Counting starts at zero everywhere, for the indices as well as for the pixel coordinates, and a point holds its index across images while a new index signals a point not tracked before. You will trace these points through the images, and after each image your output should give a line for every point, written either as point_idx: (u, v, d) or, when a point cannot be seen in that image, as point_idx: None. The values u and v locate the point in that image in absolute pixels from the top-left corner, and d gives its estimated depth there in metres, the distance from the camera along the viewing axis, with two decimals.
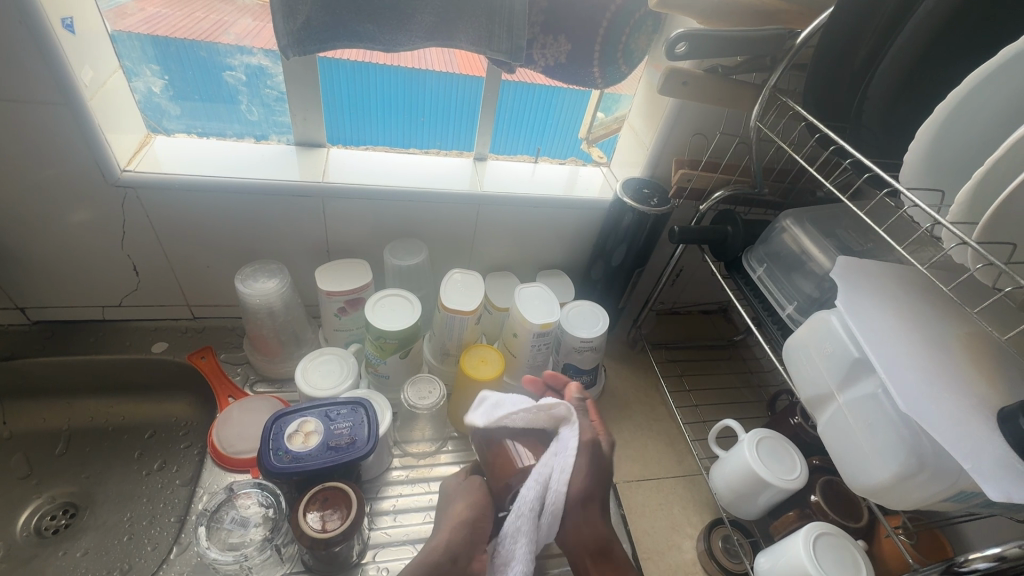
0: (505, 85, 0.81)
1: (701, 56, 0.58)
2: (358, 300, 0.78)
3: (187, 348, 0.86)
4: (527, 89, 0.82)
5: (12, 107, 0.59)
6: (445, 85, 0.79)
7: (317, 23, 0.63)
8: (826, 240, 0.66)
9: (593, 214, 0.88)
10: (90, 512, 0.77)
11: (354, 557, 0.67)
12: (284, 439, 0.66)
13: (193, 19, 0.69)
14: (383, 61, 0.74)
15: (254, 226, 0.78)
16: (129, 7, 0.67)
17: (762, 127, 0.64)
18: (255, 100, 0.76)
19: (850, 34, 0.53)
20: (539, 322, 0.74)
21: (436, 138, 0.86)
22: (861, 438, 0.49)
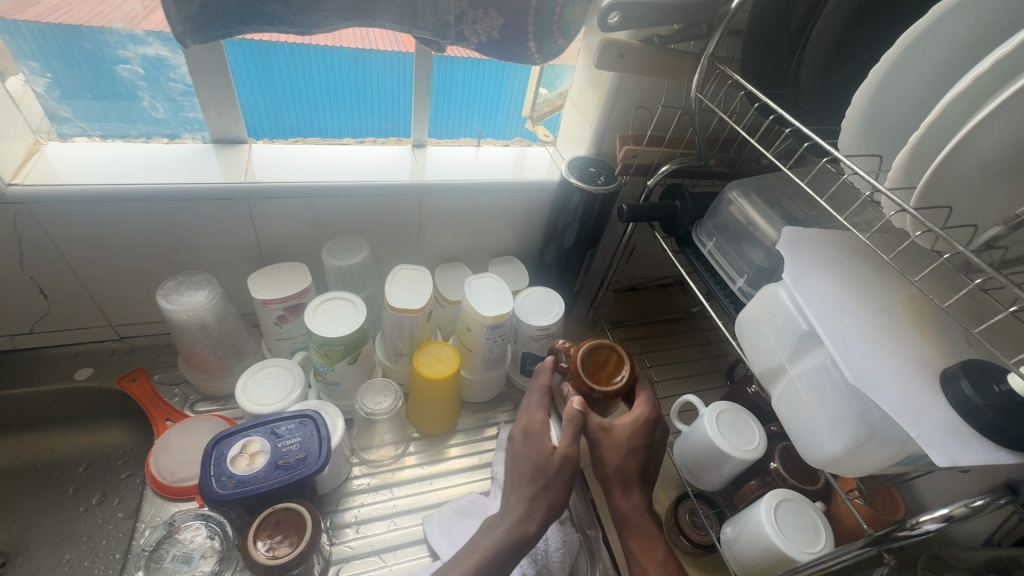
0: (457, 60, 0.78)
1: (635, 26, 0.55)
2: (299, 306, 0.73)
3: (116, 371, 0.80)
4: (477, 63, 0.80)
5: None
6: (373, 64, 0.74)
7: (218, 6, 0.56)
8: (772, 210, 0.66)
9: (541, 197, 0.85)
10: (22, 559, 0.70)
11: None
12: (227, 463, 0.61)
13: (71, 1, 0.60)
14: (325, 42, 0.69)
15: (175, 236, 0.72)
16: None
17: (703, 97, 0.62)
18: (159, 96, 0.69)
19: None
20: (493, 314, 0.72)
21: (390, 118, 0.83)
22: (813, 411, 0.49)
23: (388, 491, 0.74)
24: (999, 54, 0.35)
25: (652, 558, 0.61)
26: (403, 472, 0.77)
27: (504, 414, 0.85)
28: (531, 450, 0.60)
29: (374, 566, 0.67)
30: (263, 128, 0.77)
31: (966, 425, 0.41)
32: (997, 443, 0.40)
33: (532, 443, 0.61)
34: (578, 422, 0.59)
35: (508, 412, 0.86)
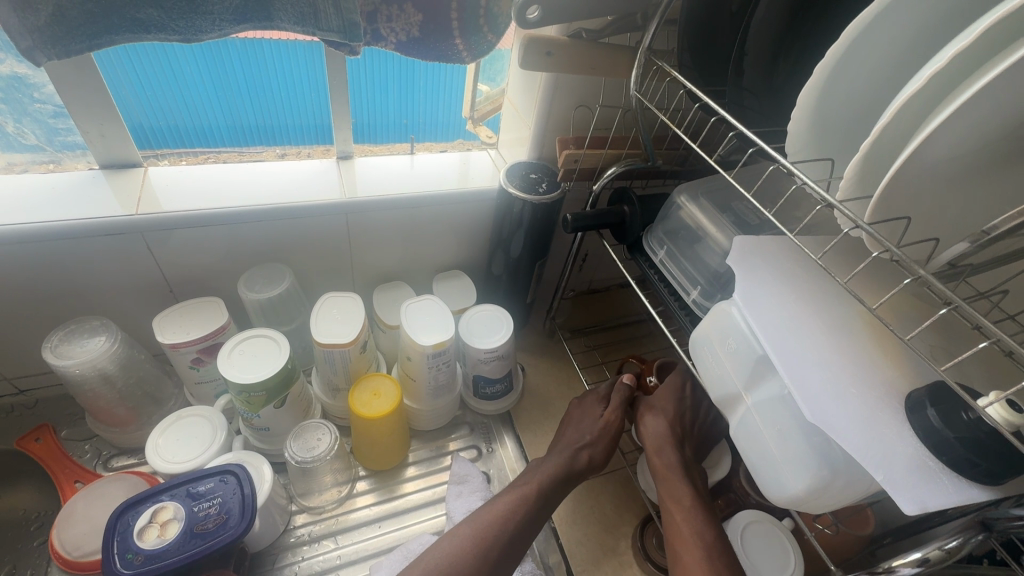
0: (419, 64, 0.70)
1: (558, 22, 0.48)
2: (215, 347, 0.66)
3: (14, 431, 0.71)
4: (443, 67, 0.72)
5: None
6: (296, 63, 0.64)
7: (72, 14, 0.47)
8: (723, 216, 0.61)
9: (483, 206, 0.79)
10: None
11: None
12: (133, 536, 0.55)
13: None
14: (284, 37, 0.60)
15: (62, 280, 0.63)
16: None
17: (642, 96, 0.56)
18: (25, 119, 0.60)
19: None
20: (431, 342, 0.66)
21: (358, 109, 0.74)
22: (772, 445, 0.44)
23: (333, 540, 0.68)
24: (957, 46, 0.30)
25: (678, 505, 0.58)
26: (350, 516, 0.71)
27: (459, 441, 0.80)
28: (584, 413, 0.71)
29: None
30: (152, 133, 0.65)
31: (935, 461, 0.37)
32: (969, 479, 0.36)
33: (586, 409, 0.71)
34: (625, 393, 0.71)
35: (463, 437, 0.80)
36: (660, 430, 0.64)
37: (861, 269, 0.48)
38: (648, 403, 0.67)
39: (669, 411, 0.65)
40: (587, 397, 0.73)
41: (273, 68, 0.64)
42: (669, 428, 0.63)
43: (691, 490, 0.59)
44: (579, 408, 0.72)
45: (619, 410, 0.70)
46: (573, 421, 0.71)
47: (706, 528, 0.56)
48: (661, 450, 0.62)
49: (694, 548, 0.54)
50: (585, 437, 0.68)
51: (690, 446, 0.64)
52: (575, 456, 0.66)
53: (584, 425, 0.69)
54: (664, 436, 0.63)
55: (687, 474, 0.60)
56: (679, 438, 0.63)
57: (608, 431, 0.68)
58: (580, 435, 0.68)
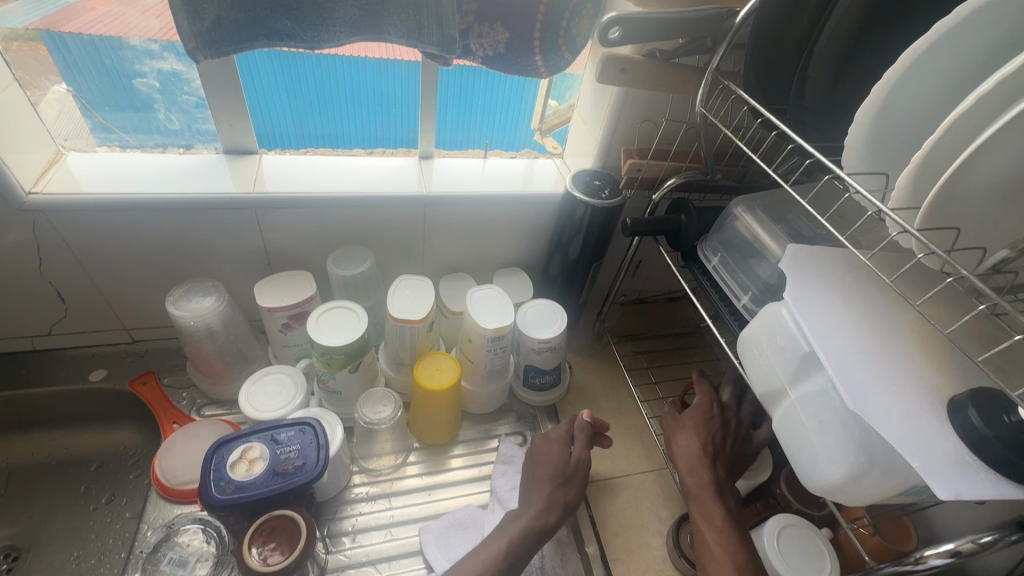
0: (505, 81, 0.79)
1: (636, 41, 0.55)
2: (303, 314, 0.74)
3: (127, 375, 0.82)
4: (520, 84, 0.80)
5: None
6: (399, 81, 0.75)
7: (229, 23, 0.58)
8: (778, 227, 0.64)
9: (545, 209, 0.85)
10: (33, 554, 0.74)
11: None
12: (226, 468, 0.62)
13: (80, 7, 0.61)
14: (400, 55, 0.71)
15: (184, 246, 0.74)
16: (71, 7, 0.61)
17: (707, 113, 0.61)
18: (174, 108, 0.71)
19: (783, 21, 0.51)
20: (492, 326, 0.71)
21: (448, 125, 0.84)
22: (814, 436, 0.47)
23: (387, 501, 0.74)
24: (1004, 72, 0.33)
25: (711, 524, 0.59)
26: (403, 482, 0.77)
27: (505, 427, 0.85)
28: (548, 453, 0.69)
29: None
30: (275, 138, 0.77)
31: (973, 457, 0.39)
32: (1006, 477, 0.38)
33: (551, 446, 0.70)
34: (586, 430, 0.71)
35: (510, 424, 0.85)
36: (692, 450, 0.64)
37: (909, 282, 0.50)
38: (679, 425, 0.68)
39: (700, 431, 0.65)
40: (542, 437, 0.72)
41: (383, 83, 0.75)
42: (703, 449, 0.64)
43: (724, 509, 0.60)
44: (541, 448, 0.70)
45: (586, 448, 0.70)
46: (536, 456, 0.70)
47: (739, 549, 0.57)
48: (693, 470, 0.63)
49: (725, 566, 0.56)
50: (557, 479, 0.66)
51: (725, 466, 0.64)
52: (550, 506, 0.64)
53: (552, 465, 0.68)
54: (696, 457, 0.64)
55: (720, 494, 0.61)
56: (711, 457, 0.64)
57: (579, 471, 0.68)
58: (553, 477, 0.67)
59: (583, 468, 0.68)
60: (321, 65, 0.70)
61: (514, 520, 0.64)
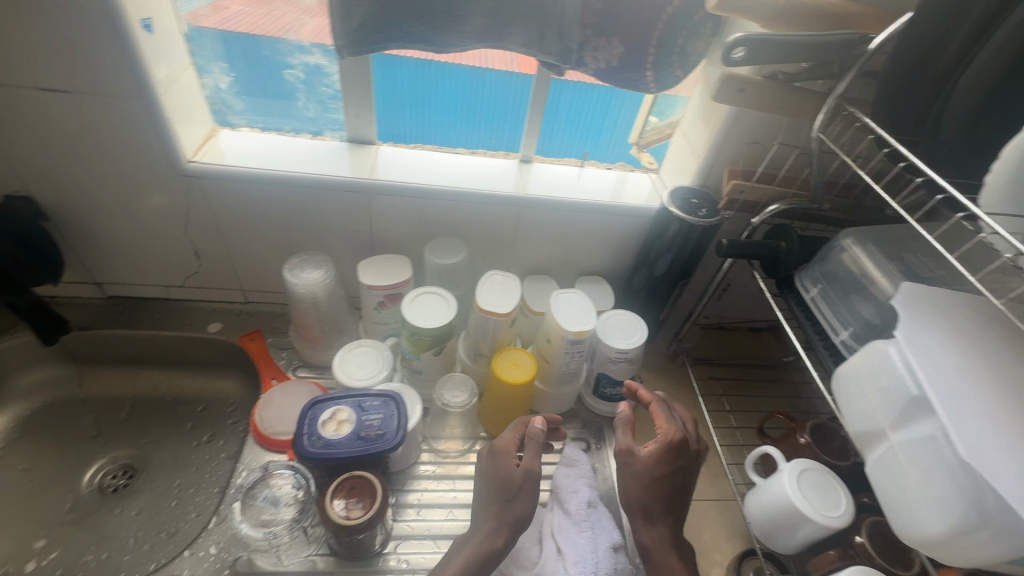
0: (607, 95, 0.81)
1: (759, 62, 0.55)
2: (398, 295, 0.80)
3: (239, 330, 0.92)
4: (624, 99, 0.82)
5: (75, 99, 0.65)
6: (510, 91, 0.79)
7: (372, 25, 0.64)
8: (891, 263, 0.61)
9: (637, 222, 0.85)
10: (144, 475, 0.85)
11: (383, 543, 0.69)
12: (318, 425, 0.68)
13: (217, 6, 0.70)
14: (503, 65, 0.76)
15: (302, 223, 0.82)
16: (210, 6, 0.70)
17: (824, 138, 0.59)
18: (312, 98, 0.80)
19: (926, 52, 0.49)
20: (574, 329, 0.73)
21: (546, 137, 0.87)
22: (914, 485, 0.45)
23: (450, 483, 0.77)
24: None
25: None
26: (465, 467, 0.80)
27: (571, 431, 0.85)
28: (496, 467, 0.65)
29: (428, 549, 0.70)
30: (392, 135, 0.84)
31: None
32: None
33: (499, 457, 0.65)
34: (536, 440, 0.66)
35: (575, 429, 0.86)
36: (642, 496, 0.65)
37: None
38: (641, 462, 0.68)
39: (654, 469, 0.65)
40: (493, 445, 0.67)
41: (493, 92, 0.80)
42: (653, 500, 0.65)
43: None
44: (488, 460, 0.66)
45: (534, 459, 0.65)
46: (488, 467, 0.66)
47: None
48: (647, 523, 0.64)
49: None
50: (505, 496, 0.63)
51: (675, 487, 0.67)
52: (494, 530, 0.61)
53: (495, 479, 0.64)
54: (647, 505, 0.64)
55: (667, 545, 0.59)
56: (650, 506, 0.64)
57: (527, 483, 0.63)
58: (496, 494, 0.63)
59: (533, 481, 0.63)
60: (435, 70, 0.76)
61: (459, 548, 0.61)
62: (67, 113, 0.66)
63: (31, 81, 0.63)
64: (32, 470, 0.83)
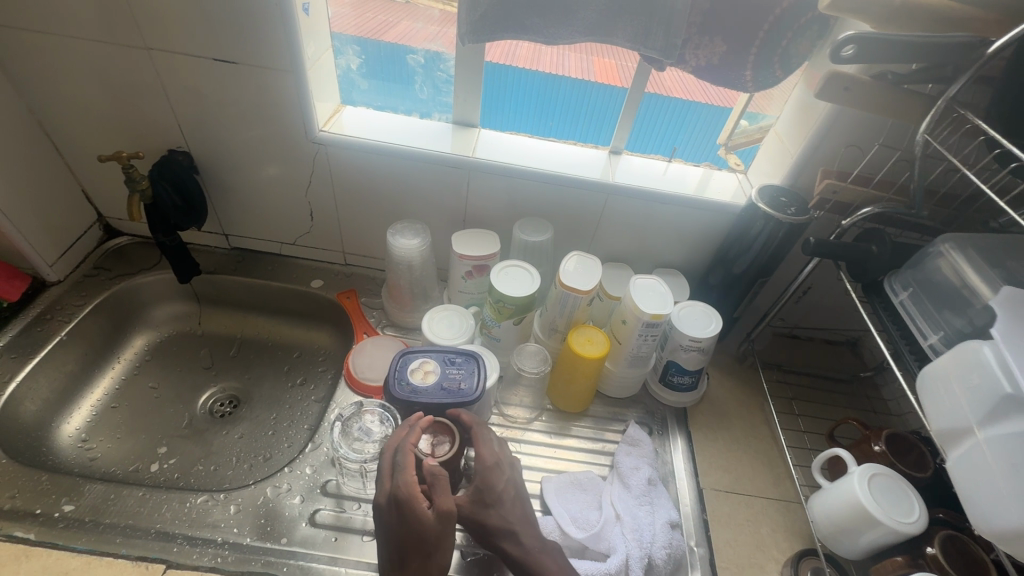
0: (699, 108, 0.89)
1: (868, 61, 0.56)
2: (485, 267, 0.86)
3: (337, 288, 1.02)
4: (713, 108, 0.90)
5: (239, 70, 0.76)
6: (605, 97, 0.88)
7: (491, 16, 0.70)
8: (992, 270, 0.59)
9: (721, 218, 0.87)
10: (246, 406, 0.96)
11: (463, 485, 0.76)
12: (406, 371, 0.75)
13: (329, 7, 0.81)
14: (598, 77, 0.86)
15: (405, 194, 0.90)
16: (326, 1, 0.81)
17: (930, 141, 0.60)
18: (428, 82, 0.88)
19: None
20: (651, 312, 0.76)
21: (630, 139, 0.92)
22: (1000, 479, 0.44)
23: (515, 445, 0.82)
24: None
25: None
26: (529, 434, 0.84)
27: (635, 415, 0.88)
28: (407, 522, 0.58)
29: None
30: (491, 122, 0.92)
31: None
32: None
33: (409, 509, 0.59)
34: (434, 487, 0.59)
35: (639, 414, 0.88)
36: (481, 517, 0.62)
37: None
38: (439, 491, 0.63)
39: (469, 493, 0.64)
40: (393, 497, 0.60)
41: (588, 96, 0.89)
42: (491, 513, 0.63)
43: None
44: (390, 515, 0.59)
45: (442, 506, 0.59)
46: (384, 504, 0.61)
47: None
48: (511, 539, 0.62)
49: None
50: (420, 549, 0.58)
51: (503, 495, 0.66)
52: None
53: (407, 530, 0.59)
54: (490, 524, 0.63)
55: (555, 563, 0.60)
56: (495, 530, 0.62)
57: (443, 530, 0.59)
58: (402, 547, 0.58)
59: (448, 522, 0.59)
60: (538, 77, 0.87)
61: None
62: (230, 81, 0.78)
63: (208, 52, 0.75)
64: (158, 388, 0.96)
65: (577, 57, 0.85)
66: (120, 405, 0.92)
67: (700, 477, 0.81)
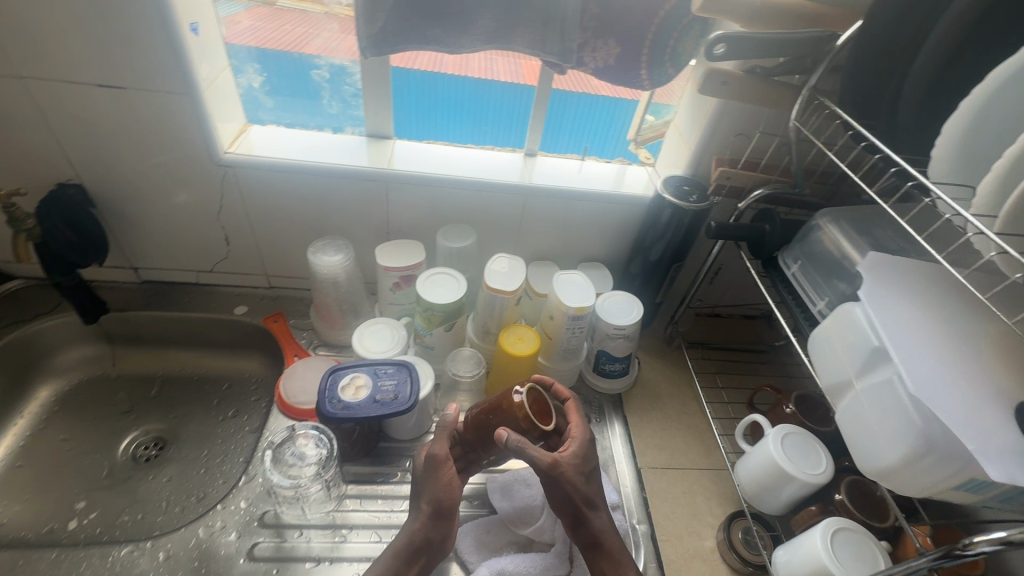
0: (625, 104, 0.90)
1: (739, 57, 0.61)
2: (412, 276, 0.86)
3: (263, 313, 0.99)
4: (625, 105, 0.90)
5: (128, 95, 0.72)
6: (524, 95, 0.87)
7: (392, 28, 0.70)
8: (863, 239, 0.67)
9: (634, 210, 0.91)
10: (174, 447, 0.91)
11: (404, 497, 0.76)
12: (337, 390, 0.74)
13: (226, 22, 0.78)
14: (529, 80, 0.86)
15: (325, 212, 0.89)
16: (239, 16, 0.79)
17: (801, 127, 0.66)
18: (336, 96, 0.87)
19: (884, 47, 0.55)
20: (575, 305, 0.79)
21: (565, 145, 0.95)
22: (876, 423, 0.50)
23: None
24: None
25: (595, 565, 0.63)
26: None
27: None
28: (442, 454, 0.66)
29: None
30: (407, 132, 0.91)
31: None
32: None
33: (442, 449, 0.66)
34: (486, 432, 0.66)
35: (576, 405, 0.91)
36: (571, 481, 0.62)
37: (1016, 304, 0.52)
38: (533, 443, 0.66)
39: (575, 461, 0.64)
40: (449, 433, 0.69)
41: (509, 98, 0.88)
42: (580, 479, 0.64)
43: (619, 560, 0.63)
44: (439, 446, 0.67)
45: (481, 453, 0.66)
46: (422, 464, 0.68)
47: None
48: (592, 508, 0.64)
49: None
50: (441, 503, 0.64)
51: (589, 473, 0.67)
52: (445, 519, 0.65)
53: (439, 491, 0.64)
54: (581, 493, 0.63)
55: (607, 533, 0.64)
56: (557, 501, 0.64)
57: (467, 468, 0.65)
58: (431, 505, 0.64)
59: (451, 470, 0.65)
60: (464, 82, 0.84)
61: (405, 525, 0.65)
62: (119, 107, 0.74)
63: (90, 78, 0.70)
64: (71, 440, 0.89)
65: (505, 61, 0.83)
66: (26, 464, 0.85)
67: (638, 457, 0.85)
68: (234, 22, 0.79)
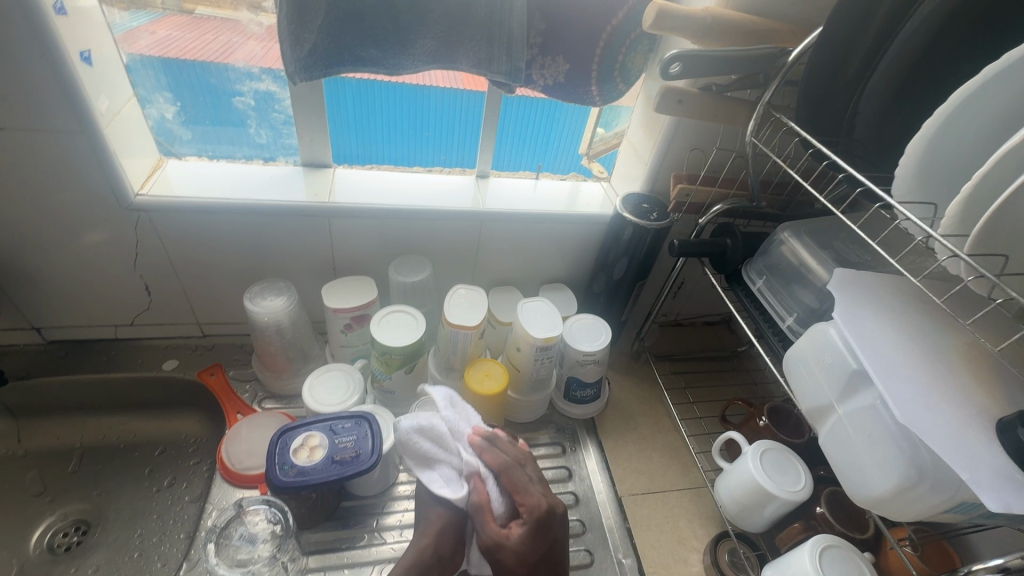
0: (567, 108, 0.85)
1: (694, 75, 0.60)
2: (364, 316, 0.80)
3: (197, 366, 0.89)
4: (574, 119, 0.87)
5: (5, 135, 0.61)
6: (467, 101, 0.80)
7: (324, 50, 0.63)
8: (824, 252, 0.67)
9: (593, 229, 0.89)
10: (101, 529, 0.78)
11: (373, 562, 0.69)
12: (289, 453, 0.66)
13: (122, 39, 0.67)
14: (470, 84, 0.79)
15: (260, 251, 0.81)
16: (139, 31, 0.69)
17: (756, 143, 0.65)
18: (264, 124, 0.79)
19: (833, 65, 0.55)
20: (542, 336, 0.75)
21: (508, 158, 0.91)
22: (863, 451, 0.51)
23: None
24: None
25: None
26: None
27: (547, 436, 0.86)
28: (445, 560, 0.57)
29: None
30: (347, 159, 0.85)
31: (1022, 474, 0.40)
32: None
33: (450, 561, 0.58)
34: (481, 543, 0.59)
35: (550, 435, 0.87)
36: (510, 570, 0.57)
37: (978, 314, 0.53)
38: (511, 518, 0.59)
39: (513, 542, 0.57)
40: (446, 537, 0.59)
41: (453, 113, 0.82)
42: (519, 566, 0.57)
43: None
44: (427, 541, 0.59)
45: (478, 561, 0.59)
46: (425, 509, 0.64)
47: None
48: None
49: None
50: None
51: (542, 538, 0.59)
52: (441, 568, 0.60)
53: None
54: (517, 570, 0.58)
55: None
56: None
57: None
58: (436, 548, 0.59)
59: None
60: (400, 91, 0.77)
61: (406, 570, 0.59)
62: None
63: None
64: None
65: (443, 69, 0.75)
66: None
67: (617, 485, 0.81)
68: (150, 33, 0.69)
